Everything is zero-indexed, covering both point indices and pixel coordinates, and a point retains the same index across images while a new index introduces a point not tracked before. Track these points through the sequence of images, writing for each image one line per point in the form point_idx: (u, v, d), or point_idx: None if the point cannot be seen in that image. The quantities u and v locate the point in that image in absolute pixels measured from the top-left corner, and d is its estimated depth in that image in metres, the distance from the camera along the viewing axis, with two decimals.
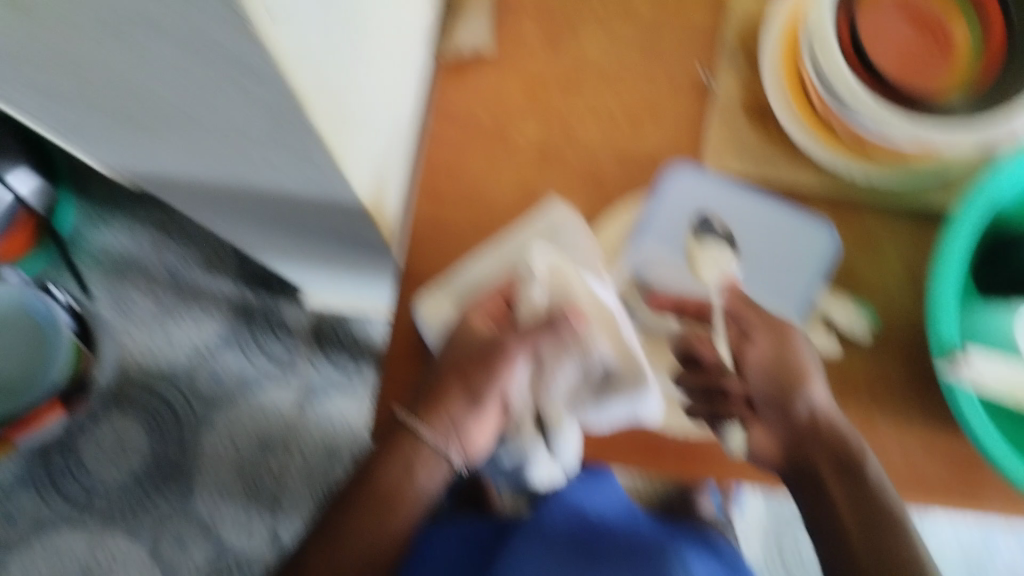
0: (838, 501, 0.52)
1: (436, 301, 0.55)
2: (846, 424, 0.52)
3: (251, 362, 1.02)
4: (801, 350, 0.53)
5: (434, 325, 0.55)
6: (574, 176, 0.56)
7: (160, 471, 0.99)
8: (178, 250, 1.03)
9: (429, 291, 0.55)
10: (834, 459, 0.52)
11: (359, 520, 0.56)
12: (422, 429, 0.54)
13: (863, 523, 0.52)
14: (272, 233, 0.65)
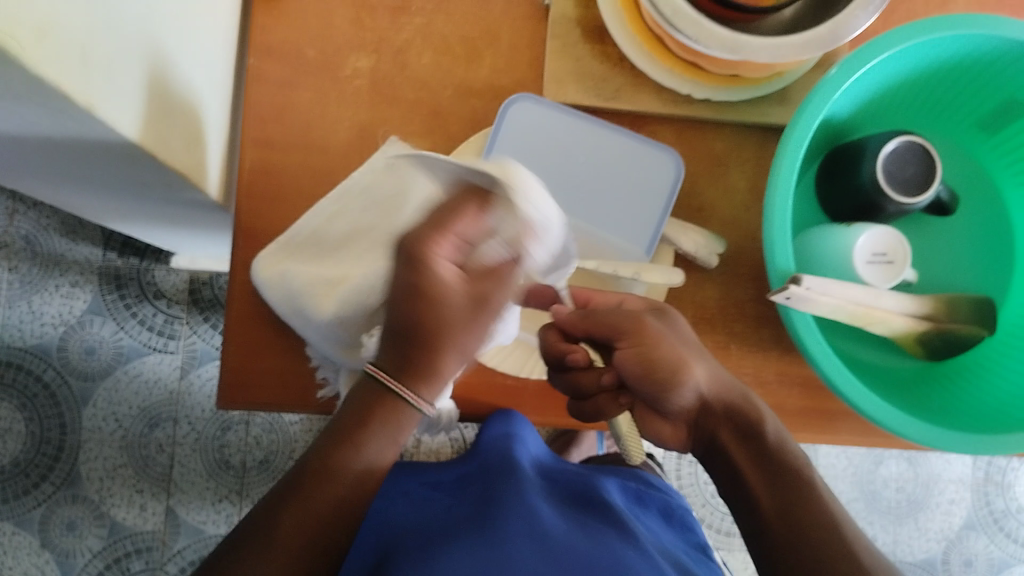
0: (751, 480, 0.44)
1: (274, 257, 0.51)
2: (737, 391, 0.46)
3: (127, 333, 0.97)
4: (664, 339, 0.45)
5: (271, 284, 0.50)
6: (412, 112, 0.53)
7: (42, 454, 0.95)
8: (30, 214, 0.95)
9: (267, 249, 0.51)
10: (734, 427, 0.45)
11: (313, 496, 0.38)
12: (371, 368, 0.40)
13: (781, 494, 0.43)
14: (103, 192, 0.60)
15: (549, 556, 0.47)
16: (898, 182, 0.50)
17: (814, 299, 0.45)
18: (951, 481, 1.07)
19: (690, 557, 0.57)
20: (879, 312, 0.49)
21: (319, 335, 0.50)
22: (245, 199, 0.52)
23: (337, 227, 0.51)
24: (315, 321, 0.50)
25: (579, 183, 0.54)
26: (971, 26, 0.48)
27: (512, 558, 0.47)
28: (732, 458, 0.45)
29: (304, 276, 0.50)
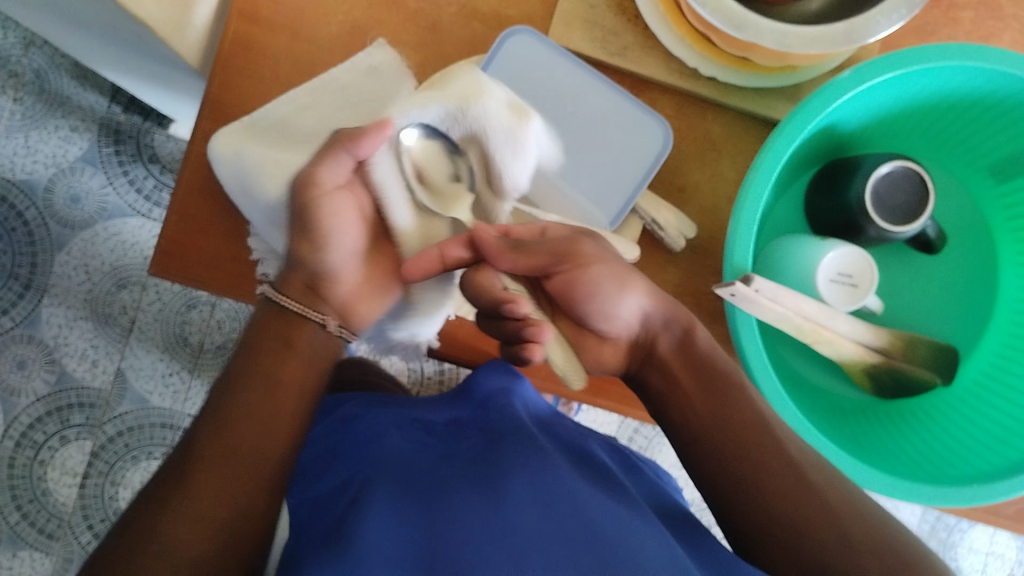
0: (733, 464, 0.43)
1: (235, 136, 0.49)
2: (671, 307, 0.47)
3: (115, 190, 0.97)
4: (594, 261, 0.44)
5: (227, 163, 0.48)
6: (409, 22, 0.51)
7: (8, 288, 0.95)
8: (45, 50, 0.95)
9: (228, 127, 0.49)
10: (694, 378, 0.46)
11: (223, 432, 0.41)
12: (288, 301, 0.46)
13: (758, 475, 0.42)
14: (93, 30, 0.59)
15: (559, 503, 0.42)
16: (885, 207, 0.48)
17: (759, 302, 0.43)
18: None
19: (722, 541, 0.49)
20: (828, 332, 0.47)
21: (265, 218, 0.49)
22: (221, 70, 0.50)
23: (305, 121, 0.50)
24: (263, 196, 0.48)
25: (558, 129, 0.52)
26: (1002, 61, 0.45)
27: (510, 513, 0.42)
28: (667, 367, 0.47)
29: (259, 158, 0.48)
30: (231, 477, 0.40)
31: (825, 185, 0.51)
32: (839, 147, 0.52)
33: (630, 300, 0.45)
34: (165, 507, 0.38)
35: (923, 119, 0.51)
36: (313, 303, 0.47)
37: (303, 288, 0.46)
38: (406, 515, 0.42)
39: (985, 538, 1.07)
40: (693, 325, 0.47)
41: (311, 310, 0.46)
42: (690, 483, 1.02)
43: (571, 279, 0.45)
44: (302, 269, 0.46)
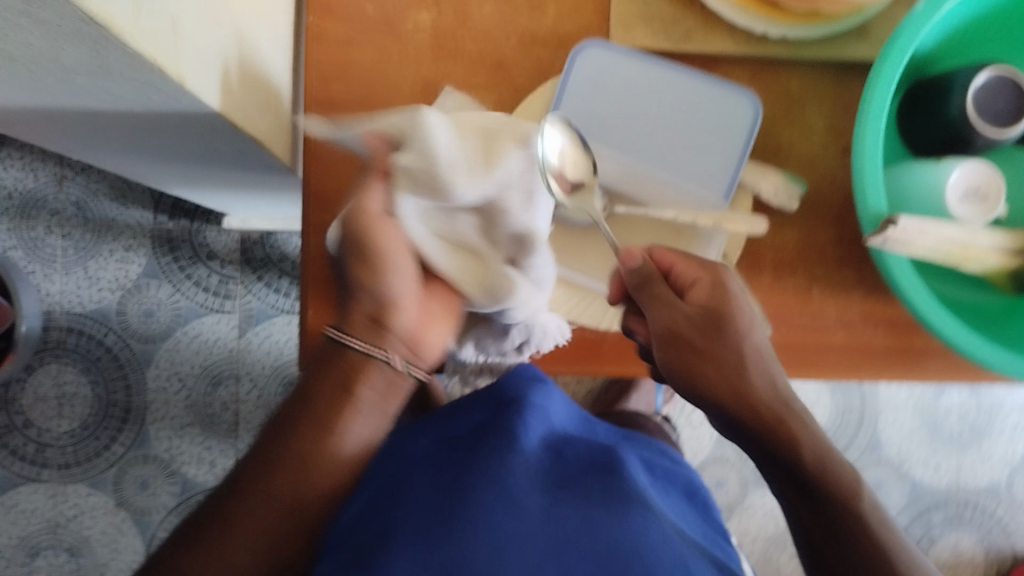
0: (804, 513, 0.47)
1: None
2: (777, 405, 0.46)
3: (183, 295, 0.98)
4: (712, 375, 0.45)
5: None
6: (476, 65, 0.52)
7: (111, 416, 0.96)
8: (79, 179, 0.95)
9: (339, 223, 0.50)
10: (747, 426, 0.46)
11: (288, 448, 0.42)
12: (355, 341, 0.43)
13: (797, 480, 0.46)
14: (166, 156, 0.60)
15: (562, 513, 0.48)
16: (989, 116, 0.48)
17: (911, 240, 0.44)
18: (1013, 408, 1.07)
19: (708, 541, 0.54)
20: (975, 250, 0.48)
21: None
22: (313, 162, 0.51)
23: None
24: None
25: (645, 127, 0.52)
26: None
27: (524, 512, 0.48)
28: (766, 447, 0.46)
29: None
30: (279, 510, 0.41)
31: (917, 108, 0.52)
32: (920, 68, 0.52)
33: (715, 399, 0.46)
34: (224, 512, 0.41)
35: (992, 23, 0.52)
36: (382, 343, 0.43)
37: (364, 322, 0.43)
38: (429, 545, 0.45)
39: None
40: (789, 421, 0.46)
41: (375, 346, 0.43)
42: None
43: (683, 359, 0.45)
44: (365, 301, 0.43)
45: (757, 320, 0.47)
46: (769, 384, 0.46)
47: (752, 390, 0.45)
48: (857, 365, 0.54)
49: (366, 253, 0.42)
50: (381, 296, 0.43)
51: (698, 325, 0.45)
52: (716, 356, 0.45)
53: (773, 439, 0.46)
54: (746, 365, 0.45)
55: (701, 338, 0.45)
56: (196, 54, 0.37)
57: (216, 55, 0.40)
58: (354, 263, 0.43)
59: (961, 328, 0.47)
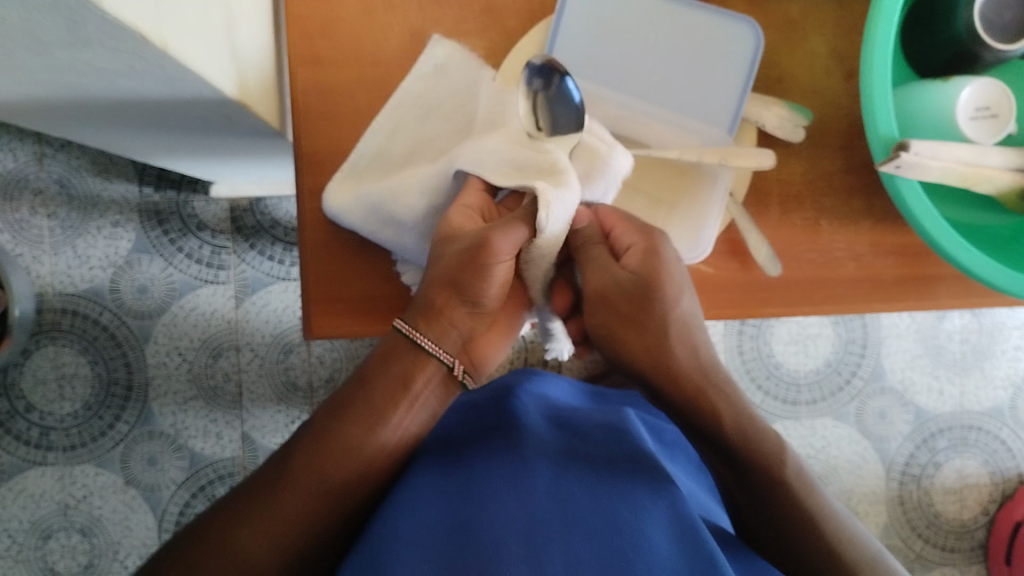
0: (738, 485, 0.48)
1: (346, 184, 0.49)
2: (704, 370, 0.48)
3: (176, 268, 0.96)
4: (643, 342, 0.48)
5: (348, 211, 0.48)
6: (464, 10, 0.50)
7: (113, 395, 0.95)
8: (59, 156, 0.93)
9: (334, 179, 0.49)
10: (674, 399, 0.47)
11: (328, 442, 0.43)
12: (423, 338, 0.46)
13: (732, 463, 0.47)
14: (146, 126, 0.58)
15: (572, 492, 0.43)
16: (997, 30, 0.47)
17: (924, 165, 0.43)
18: (1015, 328, 1.07)
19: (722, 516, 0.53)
20: (987, 170, 0.46)
21: (416, 238, 0.49)
22: (303, 122, 0.49)
23: (400, 142, 0.50)
24: (407, 217, 0.48)
25: (647, 68, 0.50)
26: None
27: (532, 476, 0.44)
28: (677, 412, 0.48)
29: (377, 194, 0.48)
30: (317, 497, 0.42)
31: (920, 28, 0.50)
32: None
33: (636, 365, 0.48)
34: (265, 500, 0.42)
35: None
36: (448, 343, 0.47)
37: (432, 320, 0.46)
38: (445, 510, 0.42)
39: None
40: (710, 386, 0.47)
41: (443, 350, 0.47)
42: (810, 353, 1.03)
43: (612, 334, 0.48)
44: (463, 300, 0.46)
45: (692, 295, 0.49)
46: (695, 357, 0.48)
47: (677, 360, 0.47)
48: (870, 296, 0.53)
49: (475, 265, 0.44)
50: (468, 305, 0.46)
51: (630, 296, 0.48)
52: (646, 324, 0.47)
53: (698, 409, 0.47)
54: (670, 333, 0.47)
55: (631, 307, 0.48)
56: (179, 18, 0.35)
57: (198, 17, 0.38)
58: (457, 274, 0.44)
59: (965, 244, 0.46)
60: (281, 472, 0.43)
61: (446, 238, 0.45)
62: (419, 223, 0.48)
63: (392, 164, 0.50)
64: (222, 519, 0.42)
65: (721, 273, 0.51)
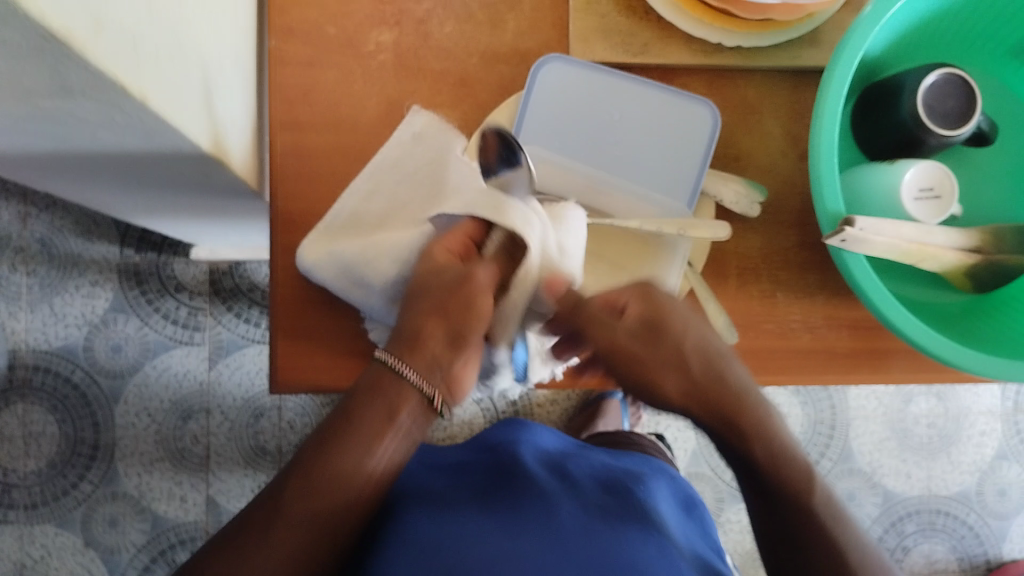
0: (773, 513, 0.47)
1: (320, 241, 0.50)
2: (739, 377, 0.47)
3: (152, 328, 0.96)
4: (663, 375, 0.46)
5: (320, 267, 0.49)
6: (438, 82, 0.53)
7: (79, 454, 0.94)
8: (43, 215, 0.94)
9: (309, 236, 0.50)
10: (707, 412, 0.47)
11: (326, 474, 0.41)
12: (408, 370, 0.44)
13: (752, 475, 0.48)
14: (128, 183, 0.60)
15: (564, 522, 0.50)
16: (939, 116, 0.49)
17: (869, 240, 0.45)
18: (980, 414, 1.08)
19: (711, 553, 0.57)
20: (931, 248, 0.49)
21: (384, 300, 0.49)
22: (279, 182, 0.51)
23: (375, 205, 0.51)
24: (376, 278, 0.48)
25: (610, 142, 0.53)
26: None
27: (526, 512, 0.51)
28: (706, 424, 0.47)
29: (354, 251, 0.49)
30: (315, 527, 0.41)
31: (870, 112, 0.53)
32: (871, 74, 0.54)
33: (662, 395, 0.47)
34: (262, 528, 0.40)
35: (939, 28, 0.53)
36: (431, 377, 0.44)
37: (419, 355, 0.44)
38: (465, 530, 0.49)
39: None
40: (751, 408, 0.47)
41: (425, 380, 0.44)
42: None
43: (623, 371, 0.47)
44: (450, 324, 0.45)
45: (712, 337, 0.47)
46: (710, 364, 0.47)
47: (687, 389, 0.46)
48: (824, 369, 0.55)
49: (461, 290, 0.45)
50: (451, 336, 0.45)
51: (636, 335, 0.46)
52: (656, 360, 0.46)
53: (717, 424, 0.47)
54: (689, 355, 0.46)
55: (644, 350, 0.46)
56: (160, 76, 0.37)
57: (181, 77, 0.40)
58: (449, 302, 0.45)
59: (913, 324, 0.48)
60: (281, 504, 0.41)
61: (432, 270, 0.46)
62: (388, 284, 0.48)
63: (367, 226, 0.51)
64: (226, 551, 0.40)
65: None
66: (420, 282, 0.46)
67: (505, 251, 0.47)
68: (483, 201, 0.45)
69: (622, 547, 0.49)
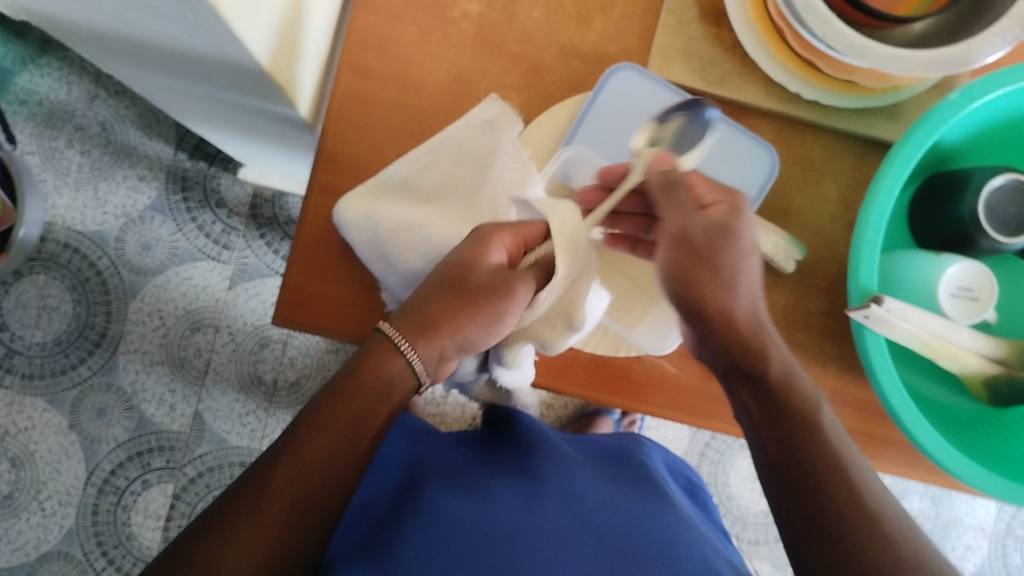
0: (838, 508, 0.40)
1: (360, 200, 0.50)
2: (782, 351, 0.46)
3: (184, 236, 0.98)
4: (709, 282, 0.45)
5: (354, 224, 0.49)
6: (512, 64, 0.53)
7: (84, 338, 0.95)
8: (110, 102, 0.96)
9: (354, 190, 0.51)
10: (738, 370, 0.47)
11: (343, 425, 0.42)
12: (410, 351, 0.45)
13: (796, 452, 0.43)
14: (193, 88, 0.60)
15: (589, 513, 0.51)
16: (999, 221, 0.48)
17: (892, 322, 0.45)
18: (970, 527, 1.06)
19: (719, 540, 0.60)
20: (953, 348, 0.48)
21: (402, 281, 0.51)
22: (333, 123, 0.51)
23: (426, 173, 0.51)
24: (400, 263, 0.50)
25: None
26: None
27: (542, 497, 0.52)
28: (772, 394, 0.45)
29: (386, 218, 0.50)
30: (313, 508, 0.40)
31: (928, 199, 0.52)
32: (941, 162, 0.53)
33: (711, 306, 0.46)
34: (253, 500, 0.38)
35: (1022, 131, 0.52)
36: (429, 360, 0.46)
37: (417, 328, 0.46)
38: (472, 508, 0.50)
39: None
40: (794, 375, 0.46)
41: (424, 369, 0.46)
42: (764, 494, 1.02)
43: (685, 292, 0.46)
44: (450, 315, 0.46)
45: (751, 282, 0.46)
46: (752, 307, 0.46)
47: (735, 306, 0.46)
48: None
49: (493, 298, 0.46)
50: (462, 342, 0.47)
51: (710, 232, 0.45)
52: (722, 265, 0.45)
53: (756, 361, 0.46)
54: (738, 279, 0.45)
55: (710, 247, 0.45)
56: None
57: None
58: (471, 307, 0.46)
59: (919, 419, 0.47)
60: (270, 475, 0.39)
61: (466, 265, 0.46)
62: (408, 269, 0.50)
63: (414, 196, 0.52)
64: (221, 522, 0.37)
65: (681, 375, 0.54)
66: (457, 266, 0.47)
67: (546, 268, 0.47)
68: (567, 226, 0.44)
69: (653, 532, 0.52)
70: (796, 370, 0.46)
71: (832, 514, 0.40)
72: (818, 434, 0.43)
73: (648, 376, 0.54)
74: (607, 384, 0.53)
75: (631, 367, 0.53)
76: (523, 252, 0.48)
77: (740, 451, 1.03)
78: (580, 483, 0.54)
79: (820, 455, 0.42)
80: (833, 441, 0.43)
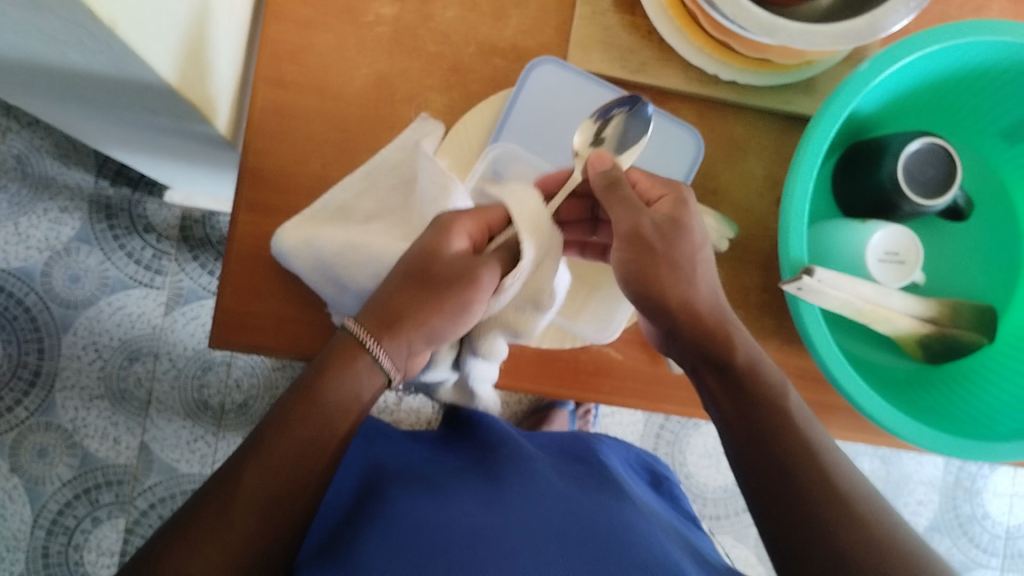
0: (811, 492, 0.40)
1: (298, 228, 0.49)
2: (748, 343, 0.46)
3: (113, 265, 0.95)
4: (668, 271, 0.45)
5: (297, 252, 0.48)
6: (431, 65, 0.52)
7: (18, 378, 0.92)
8: (24, 133, 0.92)
9: (291, 220, 0.49)
10: (703, 359, 0.46)
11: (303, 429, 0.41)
12: (377, 347, 0.44)
13: (765, 445, 0.43)
14: (106, 112, 0.59)
15: (556, 510, 0.51)
16: (918, 183, 0.49)
17: (824, 293, 0.45)
18: (920, 483, 1.09)
19: (680, 526, 0.60)
20: (885, 311, 0.49)
21: (358, 300, 0.49)
22: (254, 138, 0.50)
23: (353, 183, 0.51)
24: (351, 283, 0.48)
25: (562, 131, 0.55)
26: (1000, 30, 0.48)
27: (505, 499, 0.51)
28: (743, 383, 0.45)
29: (331, 243, 0.49)
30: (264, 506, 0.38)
31: (851, 168, 0.53)
32: (859, 131, 0.54)
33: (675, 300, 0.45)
34: (216, 511, 0.38)
35: (935, 97, 0.54)
36: (398, 354, 0.45)
37: (384, 323, 0.45)
38: (432, 509, 0.49)
39: (1006, 480, 1.11)
40: (761, 364, 0.45)
41: (394, 366, 0.45)
42: (720, 470, 1.04)
43: (643, 290, 0.46)
44: (416, 307, 0.45)
45: (707, 270, 0.46)
46: (713, 296, 0.46)
47: (695, 296, 0.45)
48: None
49: (458, 288, 0.45)
50: (429, 334, 0.46)
51: (658, 226, 0.45)
52: (672, 256, 0.45)
53: (722, 348, 0.45)
54: (694, 269, 0.46)
55: (663, 242, 0.45)
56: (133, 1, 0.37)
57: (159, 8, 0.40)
58: (438, 297, 0.45)
59: (863, 386, 0.48)
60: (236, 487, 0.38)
61: (429, 255, 0.45)
62: (362, 289, 0.48)
63: (353, 220, 0.51)
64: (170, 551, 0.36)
65: (628, 362, 0.54)
66: (421, 258, 0.45)
67: (510, 252, 0.46)
68: (529, 208, 0.44)
69: (623, 524, 0.51)
70: (762, 358, 0.46)
71: (812, 493, 0.40)
72: (786, 424, 0.43)
73: (595, 365, 0.54)
74: (555, 378, 0.53)
75: (577, 358, 0.53)
76: (486, 238, 0.47)
77: (694, 430, 1.04)
78: (542, 484, 0.54)
79: (783, 445, 0.42)
80: (803, 428, 0.43)
